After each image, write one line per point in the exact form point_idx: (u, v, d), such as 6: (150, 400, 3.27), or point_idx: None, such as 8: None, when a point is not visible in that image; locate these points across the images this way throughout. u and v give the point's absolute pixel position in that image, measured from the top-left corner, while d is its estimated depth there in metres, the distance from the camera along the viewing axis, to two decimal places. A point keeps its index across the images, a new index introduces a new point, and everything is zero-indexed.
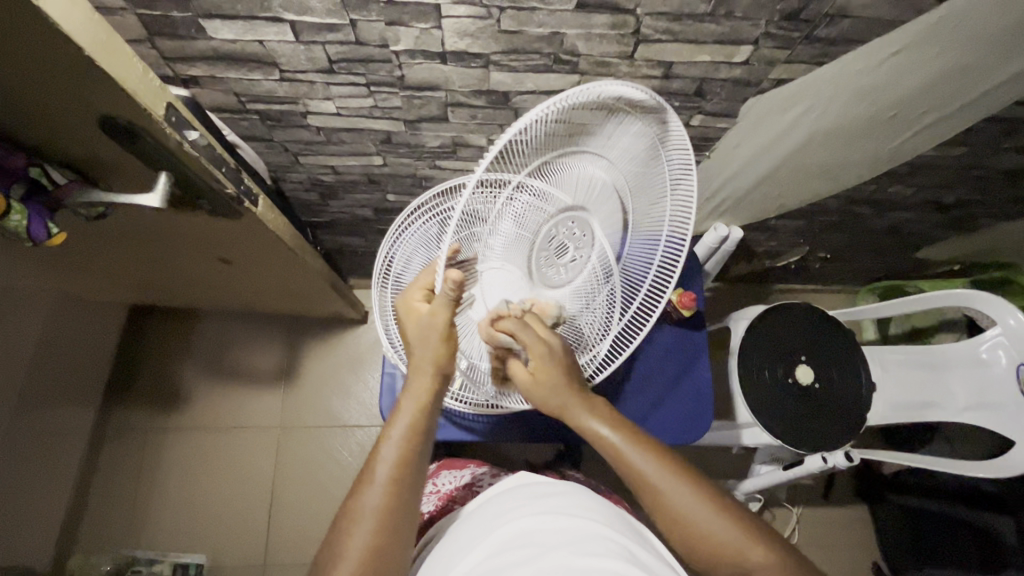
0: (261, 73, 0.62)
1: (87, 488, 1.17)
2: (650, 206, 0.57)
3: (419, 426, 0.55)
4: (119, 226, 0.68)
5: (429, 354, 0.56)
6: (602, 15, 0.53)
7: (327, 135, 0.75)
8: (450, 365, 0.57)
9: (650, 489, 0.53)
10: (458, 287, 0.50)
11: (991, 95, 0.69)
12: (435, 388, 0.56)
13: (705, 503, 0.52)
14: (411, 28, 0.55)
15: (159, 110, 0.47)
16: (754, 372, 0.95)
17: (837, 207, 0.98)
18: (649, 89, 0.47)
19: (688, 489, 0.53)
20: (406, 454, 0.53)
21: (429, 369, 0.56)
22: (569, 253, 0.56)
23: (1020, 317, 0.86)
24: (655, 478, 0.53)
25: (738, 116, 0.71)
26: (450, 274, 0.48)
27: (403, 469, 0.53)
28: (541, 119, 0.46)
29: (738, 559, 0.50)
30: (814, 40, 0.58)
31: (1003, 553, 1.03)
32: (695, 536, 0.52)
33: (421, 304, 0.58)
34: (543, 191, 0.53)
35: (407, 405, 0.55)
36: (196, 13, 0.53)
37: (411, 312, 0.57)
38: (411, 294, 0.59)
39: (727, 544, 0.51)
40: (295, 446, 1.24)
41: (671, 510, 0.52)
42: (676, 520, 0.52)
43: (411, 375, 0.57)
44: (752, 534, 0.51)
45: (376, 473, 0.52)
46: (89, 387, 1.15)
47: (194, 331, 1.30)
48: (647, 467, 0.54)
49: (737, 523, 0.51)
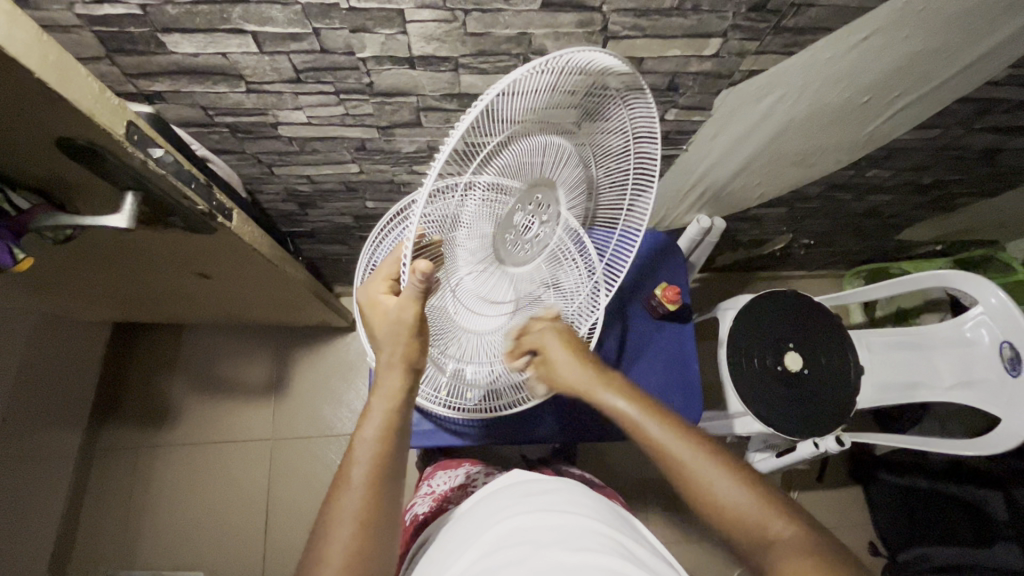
0: (227, 86, 0.61)
1: (78, 511, 1.15)
2: (611, 164, 0.58)
3: (393, 425, 0.54)
4: (90, 246, 0.67)
5: (396, 351, 0.53)
6: (568, 13, 0.52)
7: (300, 145, 0.74)
8: (420, 360, 0.55)
9: (666, 455, 0.53)
10: (426, 279, 0.46)
11: (962, 76, 0.69)
12: (407, 385, 0.55)
13: (723, 471, 0.52)
14: (376, 33, 0.54)
15: (119, 129, 0.46)
16: (744, 361, 0.95)
17: (818, 193, 0.98)
18: (610, 51, 0.44)
19: (706, 456, 0.53)
20: (381, 454, 0.53)
21: (399, 366, 0.54)
22: (534, 230, 0.54)
23: (1002, 295, 0.85)
24: (673, 444, 0.54)
25: (712, 108, 0.71)
26: (419, 266, 0.44)
27: (378, 469, 0.52)
28: (497, 106, 0.43)
29: (760, 530, 0.49)
30: (782, 30, 0.58)
31: (993, 525, 1.05)
32: (713, 504, 0.51)
33: (386, 298, 0.55)
34: (495, 182, 0.51)
35: (377, 404, 0.54)
36: (154, 28, 0.52)
37: (375, 306, 0.55)
38: (373, 286, 0.56)
39: (748, 516, 0.49)
40: (289, 457, 1.23)
41: (689, 476, 0.52)
42: (695, 487, 0.52)
43: (381, 374, 0.55)
44: (774, 506, 0.50)
45: (352, 475, 0.52)
46: (75, 408, 1.13)
47: (181, 346, 1.28)
48: (666, 432, 0.54)
49: (758, 493, 0.50)
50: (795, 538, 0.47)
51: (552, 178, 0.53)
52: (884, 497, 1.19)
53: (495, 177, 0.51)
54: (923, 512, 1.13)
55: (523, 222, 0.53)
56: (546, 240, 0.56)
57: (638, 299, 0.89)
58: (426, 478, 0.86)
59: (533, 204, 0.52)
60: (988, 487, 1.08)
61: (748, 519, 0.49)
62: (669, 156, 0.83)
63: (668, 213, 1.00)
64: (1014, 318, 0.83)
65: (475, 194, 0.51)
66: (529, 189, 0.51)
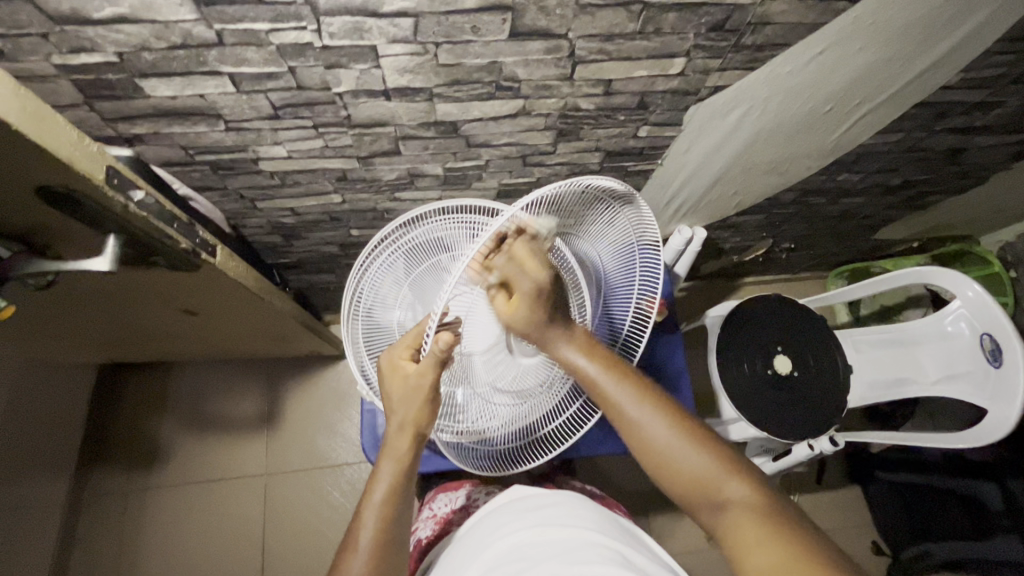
0: (205, 125, 0.62)
1: (67, 563, 1.12)
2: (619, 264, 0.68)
3: (399, 487, 0.56)
4: (70, 290, 0.66)
5: (409, 415, 0.56)
6: (536, 42, 0.54)
7: (281, 178, 0.75)
8: (427, 426, 0.57)
9: (626, 419, 0.57)
10: (447, 347, 0.52)
11: (918, 82, 0.72)
12: (412, 449, 0.57)
13: (676, 430, 0.55)
14: (350, 69, 0.55)
15: (100, 174, 0.47)
16: (734, 366, 0.97)
17: (793, 199, 1.01)
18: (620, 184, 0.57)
19: (661, 418, 0.56)
20: (386, 516, 0.54)
21: (409, 430, 0.57)
22: None
23: (978, 288, 0.86)
24: (632, 408, 0.57)
25: (682, 124, 0.73)
26: (442, 338, 0.50)
27: (385, 533, 0.53)
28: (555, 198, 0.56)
29: (711, 485, 0.53)
30: (742, 47, 0.60)
31: (990, 517, 1.04)
32: (668, 468, 0.54)
33: (408, 364, 0.57)
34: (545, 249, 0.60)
35: (386, 466, 0.57)
36: (131, 74, 0.53)
37: (395, 370, 0.57)
38: (396, 351, 0.58)
39: (701, 473, 0.53)
40: (283, 491, 1.21)
41: (644, 445, 0.56)
42: (651, 452, 0.55)
43: (390, 436, 0.57)
44: (730, 468, 0.53)
45: (360, 540, 0.53)
46: (61, 455, 1.10)
47: (169, 383, 1.27)
48: (627, 397, 0.58)
49: (712, 450, 0.54)
50: (746, 494, 0.51)
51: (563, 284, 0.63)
52: (883, 495, 1.20)
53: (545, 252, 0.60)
54: (920, 506, 1.13)
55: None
56: None
57: None
58: (425, 501, 0.84)
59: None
60: (981, 478, 1.06)
61: (698, 481, 0.53)
62: (646, 170, 0.85)
63: None
64: (991, 310, 0.84)
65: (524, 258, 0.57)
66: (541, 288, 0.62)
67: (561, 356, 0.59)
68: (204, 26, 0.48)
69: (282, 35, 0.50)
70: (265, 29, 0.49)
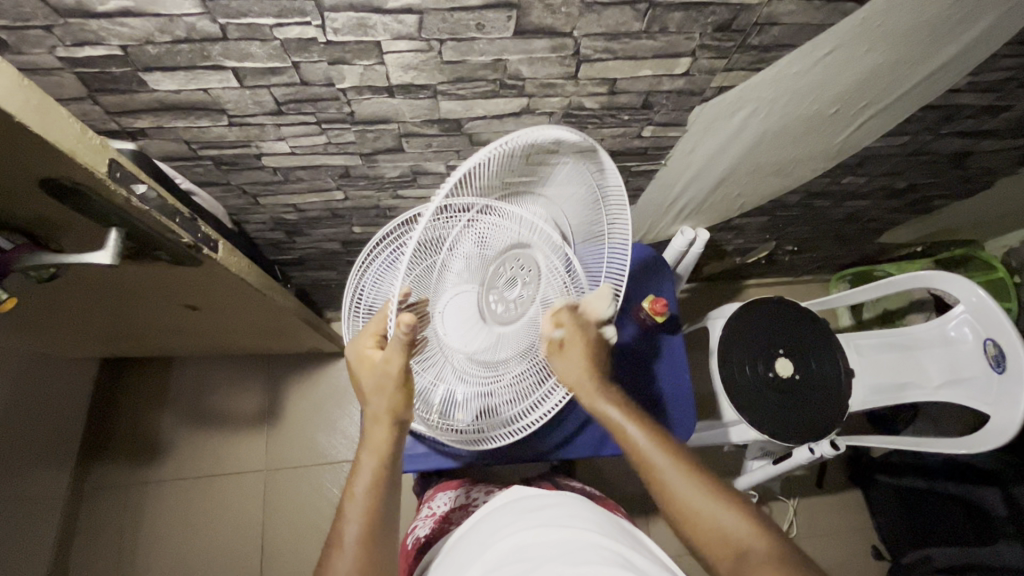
0: (209, 120, 0.62)
1: (66, 557, 1.12)
2: (585, 219, 0.63)
3: (382, 479, 0.56)
4: (71, 284, 0.66)
5: (382, 405, 0.56)
6: (541, 39, 0.54)
7: (284, 174, 0.75)
8: (405, 413, 0.57)
9: (648, 467, 0.58)
10: (412, 330, 0.49)
11: (925, 84, 0.71)
12: (392, 439, 0.57)
13: (698, 485, 0.56)
14: (354, 65, 0.55)
15: (102, 167, 0.46)
16: (736, 369, 0.96)
17: (797, 201, 1.00)
18: (568, 129, 0.48)
19: (683, 471, 0.57)
20: (372, 507, 0.54)
21: (385, 420, 0.56)
22: (517, 290, 0.57)
23: (981, 294, 0.85)
24: (655, 457, 0.58)
25: (686, 124, 0.73)
26: (403, 320, 0.48)
27: (369, 527, 0.53)
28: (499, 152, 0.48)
29: (733, 539, 0.53)
30: (748, 48, 0.60)
31: (994, 524, 1.03)
32: (692, 521, 0.55)
33: (374, 352, 0.57)
34: (502, 215, 0.56)
35: (366, 460, 0.56)
36: (135, 67, 0.53)
37: (362, 360, 0.57)
38: (360, 341, 0.57)
39: (723, 528, 0.53)
40: (281, 488, 1.21)
41: (667, 492, 0.57)
42: (672, 501, 0.56)
43: (368, 429, 0.57)
44: (752, 525, 0.53)
45: (345, 535, 0.53)
46: (60, 449, 1.10)
47: (170, 378, 1.27)
48: (651, 448, 0.59)
49: (734, 507, 0.54)
50: (768, 552, 0.51)
51: (529, 243, 0.57)
52: (884, 499, 1.20)
53: (502, 215, 0.56)
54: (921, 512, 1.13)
55: (506, 280, 0.57)
56: (528, 301, 0.57)
57: (627, 314, 0.89)
58: (426, 499, 0.84)
59: (513, 264, 0.57)
60: (985, 484, 1.06)
61: (719, 533, 0.53)
62: (649, 171, 0.84)
63: (653, 225, 1.02)
64: (994, 316, 0.84)
65: (478, 226, 0.55)
66: (507, 252, 0.56)
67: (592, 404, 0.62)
68: (208, 20, 0.48)
69: (287, 31, 0.50)
70: (269, 24, 0.49)
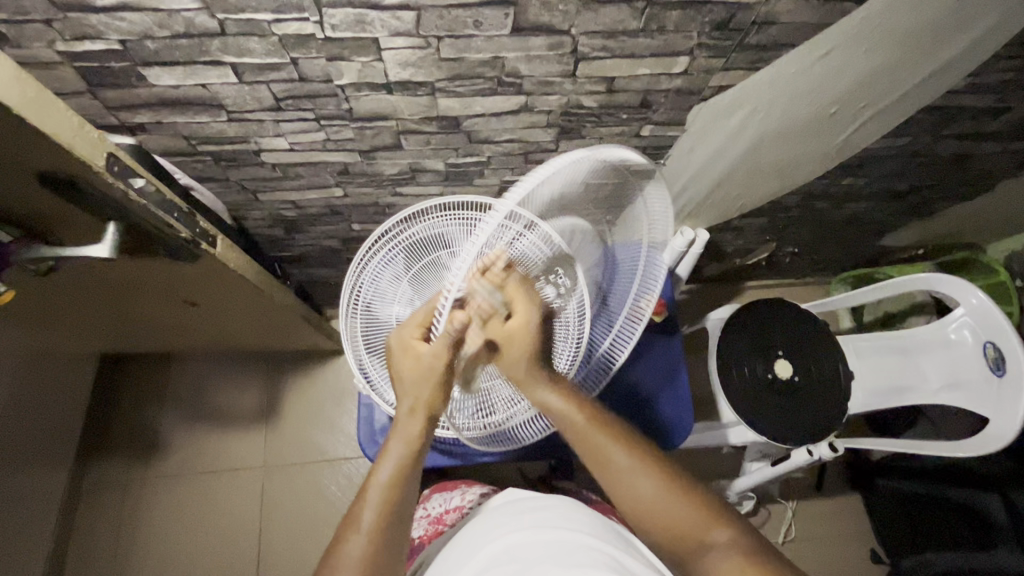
0: (208, 116, 0.62)
1: (64, 552, 1.12)
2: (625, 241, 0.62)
3: (406, 469, 0.56)
4: (70, 278, 0.66)
5: (420, 398, 0.57)
6: (539, 37, 0.54)
7: (283, 171, 0.75)
8: (439, 409, 0.58)
9: (607, 466, 0.57)
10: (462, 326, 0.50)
11: (925, 85, 0.71)
12: (423, 433, 0.57)
13: (659, 481, 0.55)
14: (352, 61, 0.55)
15: (99, 161, 0.46)
16: (734, 371, 0.96)
17: (797, 203, 1.00)
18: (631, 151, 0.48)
19: (642, 466, 0.56)
20: (391, 496, 0.54)
21: (421, 413, 0.57)
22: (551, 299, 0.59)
23: (982, 296, 0.85)
24: (614, 455, 0.57)
25: (685, 124, 0.73)
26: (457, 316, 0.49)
27: (387, 514, 0.53)
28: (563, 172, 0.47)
29: (697, 535, 0.52)
30: (747, 47, 0.59)
31: (993, 530, 1.03)
32: (655, 516, 0.54)
33: (420, 344, 0.56)
34: (547, 233, 0.53)
35: (395, 448, 0.57)
36: (134, 62, 0.54)
37: (407, 351, 0.56)
38: (406, 331, 0.57)
39: (682, 524, 0.53)
40: (279, 485, 1.21)
41: (626, 491, 0.56)
42: (632, 499, 0.55)
43: (401, 419, 0.58)
44: (714, 518, 0.53)
45: (362, 519, 0.53)
46: (60, 444, 1.11)
47: (170, 374, 1.27)
48: (608, 444, 0.57)
49: (696, 502, 0.54)
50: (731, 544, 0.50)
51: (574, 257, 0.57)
52: (882, 503, 1.18)
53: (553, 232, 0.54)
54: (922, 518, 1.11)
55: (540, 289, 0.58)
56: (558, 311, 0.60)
57: None
58: (422, 499, 0.84)
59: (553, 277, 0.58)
60: (984, 490, 1.06)
61: (682, 529, 0.53)
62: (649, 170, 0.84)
63: None
64: (995, 319, 0.83)
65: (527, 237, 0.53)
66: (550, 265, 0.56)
67: (540, 399, 0.59)
68: (206, 15, 0.49)
69: (285, 26, 0.50)
70: (267, 20, 0.49)
